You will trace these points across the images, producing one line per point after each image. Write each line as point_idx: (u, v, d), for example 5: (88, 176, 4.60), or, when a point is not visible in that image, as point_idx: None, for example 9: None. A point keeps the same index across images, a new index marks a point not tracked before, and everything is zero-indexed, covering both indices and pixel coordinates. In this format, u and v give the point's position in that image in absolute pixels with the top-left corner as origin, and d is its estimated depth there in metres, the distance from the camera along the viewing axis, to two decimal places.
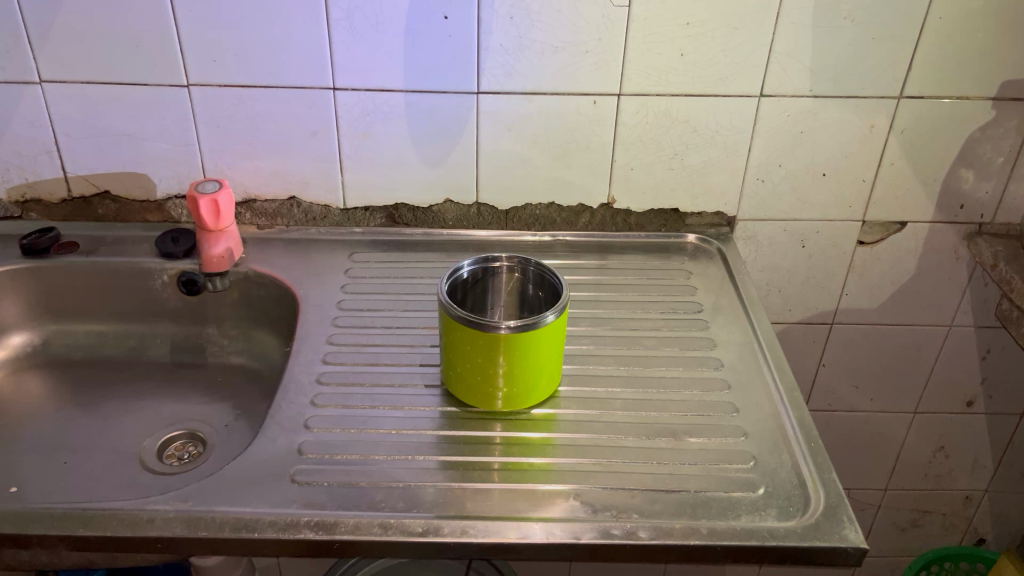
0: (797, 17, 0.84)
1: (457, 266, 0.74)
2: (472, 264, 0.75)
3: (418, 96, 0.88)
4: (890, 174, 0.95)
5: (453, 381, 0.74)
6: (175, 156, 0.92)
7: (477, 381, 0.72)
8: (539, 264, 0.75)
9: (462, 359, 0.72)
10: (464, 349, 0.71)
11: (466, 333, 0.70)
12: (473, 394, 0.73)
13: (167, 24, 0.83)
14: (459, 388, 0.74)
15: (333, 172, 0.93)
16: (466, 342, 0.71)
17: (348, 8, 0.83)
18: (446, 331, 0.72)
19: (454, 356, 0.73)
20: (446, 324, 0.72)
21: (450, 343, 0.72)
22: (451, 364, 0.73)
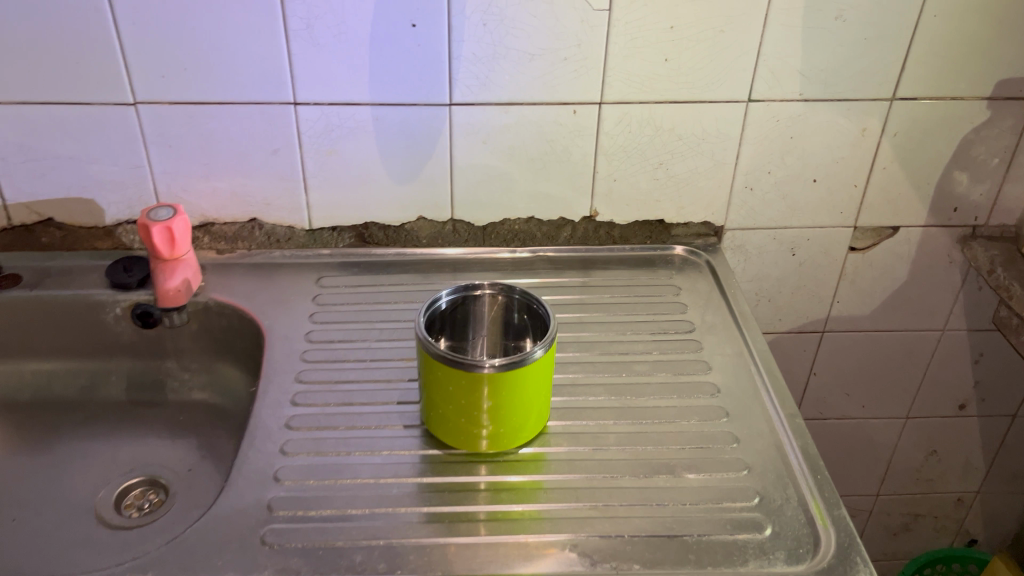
0: (787, 17, 0.80)
1: (435, 297, 0.68)
2: (451, 294, 0.69)
3: (386, 109, 0.82)
4: (883, 178, 0.91)
5: (434, 422, 0.69)
6: (124, 179, 0.85)
7: (462, 423, 0.67)
8: (525, 292, 0.69)
9: (444, 400, 0.66)
10: (446, 389, 0.66)
11: (448, 373, 0.65)
12: (457, 436, 0.68)
13: (109, 38, 0.77)
14: (440, 430, 0.68)
15: (297, 191, 0.87)
16: (448, 382, 0.65)
17: (307, 18, 0.77)
18: (425, 369, 0.67)
19: (434, 396, 0.67)
20: (425, 362, 0.66)
21: (430, 382, 0.67)
22: (431, 404, 0.68)
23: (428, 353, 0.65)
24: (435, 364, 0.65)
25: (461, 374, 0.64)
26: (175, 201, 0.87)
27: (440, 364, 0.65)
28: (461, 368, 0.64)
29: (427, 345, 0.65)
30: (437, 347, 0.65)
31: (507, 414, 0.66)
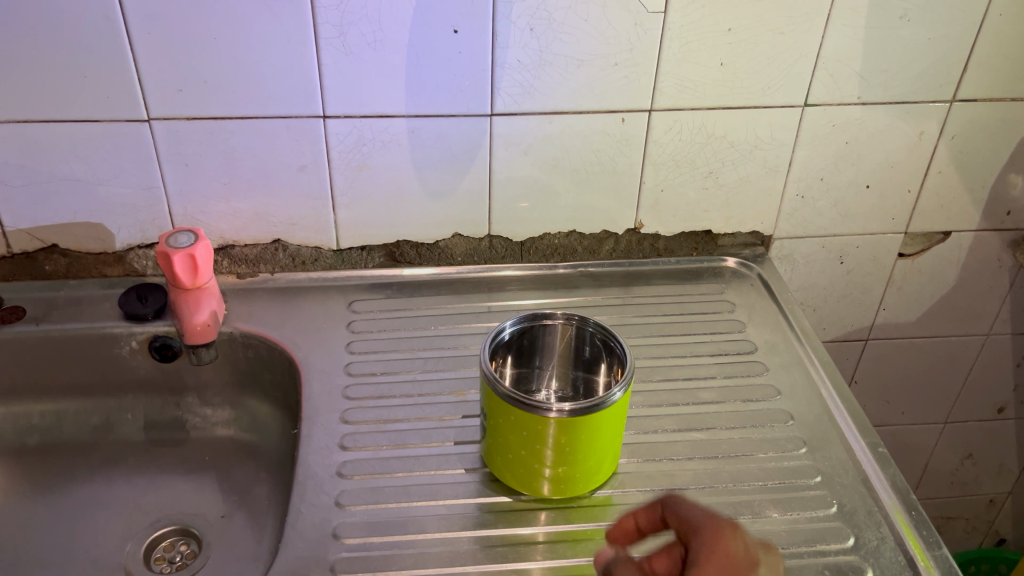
0: (850, 18, 0.75)
1: (498, 329, 0.62)
2: (517, 324, 0.64)
3: (423, 120, 0.77)
4: (937, 182, 0.88)
5: (499, 465, 0.63)
6: (137, 201, 0.78)
7: (533, 468, 0.61)
8: (600, 325, 0.64)
9: (514, 445, 0.60)
10: (518, 433, 0.60)
11: (520, 416, 0.58)
12: (525, 481, 0.62)
13: (122, 50, 0.70)
14: (508, 475, 0.62)
15: (325, 210, 0.81)
16: (521, 427, 0.59)
17: (340, 25, 0.71)
18: (492, 410, 0.61)
19: (502, 438, 0.61)
20: (492, 402, 0.60)
21: (497, 425, 0.61)
22: (497, 447, 0.62)
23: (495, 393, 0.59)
24: (506, 407, 0.59)
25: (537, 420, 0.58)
26: (192, 223, 0.80)
27: (511, 407, 0.59)
28: (532, 412, 0.58)
29: (492, 383, 0.59)
30: (502, 386, 0.59)
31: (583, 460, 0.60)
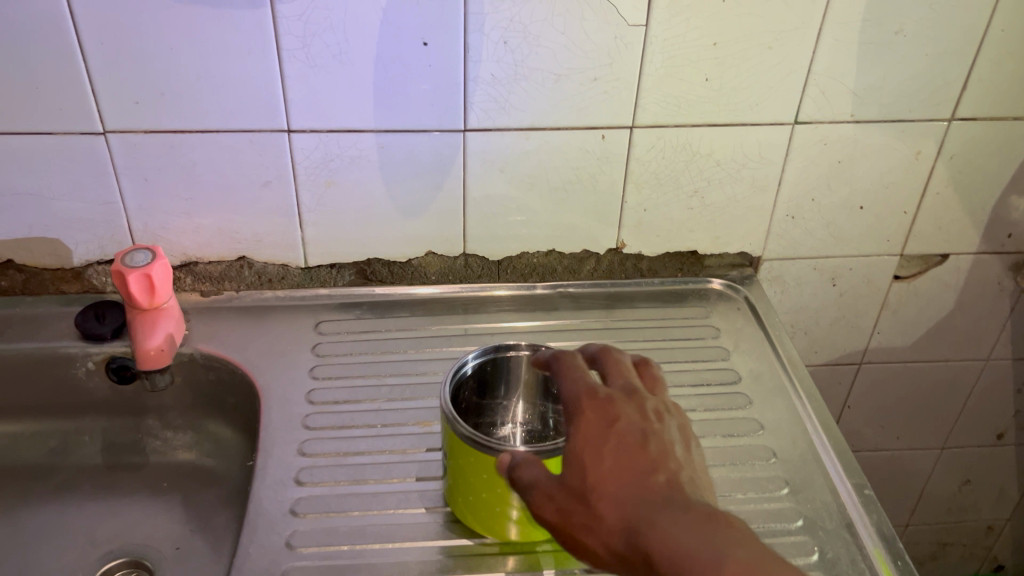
0: (841, 32, 0.72)
1: (454, 365, 0.59)
2: (473, 357, 0.61)
3: (392, 136, 0.73)
4: (935, 204, 0.84)
5: (461, 505, 0.59)
6: (94, 216, 0.75)
7: (495, 511, 0.57)
8: (564, 356, 0.60)
9: (476, 486, 0.56)
10: (480, 475, 0.55)
11: (481, 458, 0.54)
12: (487, 523, 0.58)
13: (74, 60, 0.67)
14: (472, 518, 0.58)
15: (292, 228, 0.78)
16: (483, 469, 0.55)
17: (303, 36, 0.67)
18: (453, 449, 0.56)
19: (463, 479, 0.57)
20: (454, 442, 0.56)
21: (460, 466, 0.57)
22: (459, 487, 0.58)
23: (456, 434, 0.55)
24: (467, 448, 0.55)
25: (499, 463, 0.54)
26: (153, 239, 0.77)
27: (473, 449, 0.54)
28: (496, 455, 0.53)
29: (452, 423, 0.55)
30: (465, 428, 0.54)
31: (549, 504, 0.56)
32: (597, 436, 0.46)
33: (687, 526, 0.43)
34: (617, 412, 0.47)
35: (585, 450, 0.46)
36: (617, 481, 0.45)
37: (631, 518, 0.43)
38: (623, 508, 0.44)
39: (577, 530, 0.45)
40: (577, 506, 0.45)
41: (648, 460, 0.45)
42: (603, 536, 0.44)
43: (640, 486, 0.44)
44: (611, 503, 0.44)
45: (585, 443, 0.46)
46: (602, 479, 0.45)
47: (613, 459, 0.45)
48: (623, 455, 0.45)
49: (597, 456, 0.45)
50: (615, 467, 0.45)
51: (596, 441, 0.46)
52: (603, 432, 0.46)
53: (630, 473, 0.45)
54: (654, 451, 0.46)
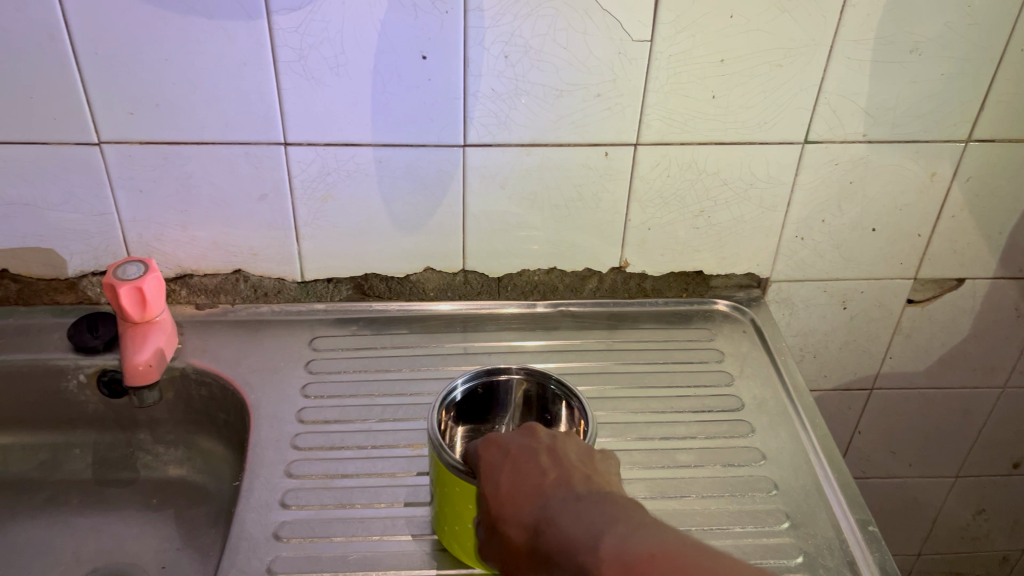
0: (853, 50, 0.70)
1: (444, 390, 0.57)
2: (465, 379, 0.59)
3: (390, 150, 0.72)
4: (950, 227, 0.81)
5: (449, 535, 0.56)
6: (89, 227, 0.74)
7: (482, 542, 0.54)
8: (558, 382, 0.58)
9: (461, 516, 0.53)
10: (462, 503, 0.52)
11: (464, 487, 0.51)
12: (477, 555, 0.55)
13: (68, 70, 0.66)
14: (460, 548, 0.56)
15: (289, 241, 0.77)
16: (465, 498, 0.52)
17: (300, 48, 0.66)
18: (438, 476, 0.53)
19: (448, 508, 0.54)
20: (438, 469, 0.53)
21: (445, 495, 0.54)
22: (445, 516, 0.55)
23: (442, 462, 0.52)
24: (450, 476, 0.51)
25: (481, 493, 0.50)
26: (148, 251, 0.76)
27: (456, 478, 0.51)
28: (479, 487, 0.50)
29: (440, 452, 0.52)
30: (453, 459, 0.51)
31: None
32: (491, 466, 0.48)
33: (570, 516, 0.43)
34: (510, 441, 0.49)
35: (486, 484, 0.48)
36: (511, 500, 0.46)
37: (532, 525, 0.45)
38: (523, 522, 0.45)
39: (508, 561, 0.47)
40: (498, 539, 0.47)
41: (536, 472, 0.47)
42: (522, 555, 0.45)
43: (534, 496, 0.46)
44: (513, 519, 0.46)
45: (483, 477, 0.48)
46: (503, 503, 0.47)
47: (509, 483, 0.47)
48: (515, 475, 0.47)
49: (492, 481, 0.48)
50: (510, 485, 0.47)
51: (491, 473, 0.48)
52: (497, 461, 0.48)
53: (527, 489, 0.46)
54: (545, 465, 0.47)
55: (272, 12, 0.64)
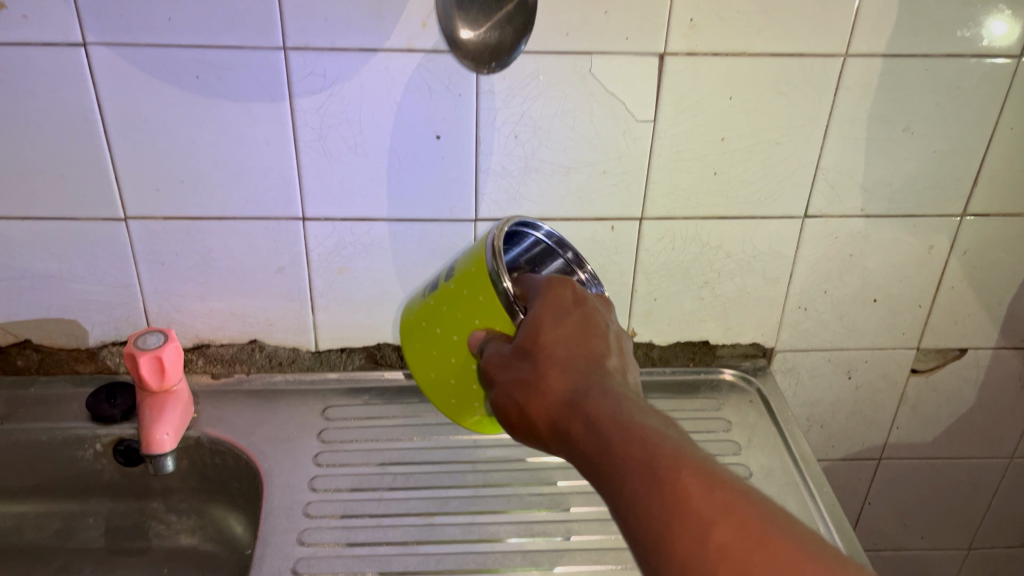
0: (848, 128, 0.73)
1: (522, 219, 0.60)
2: (544, 235, 0.63)
3: (403, 224, 0.75)
4: (950, 298, 0.83)
5: (426, 321, 0.62)
6: (111, 298, 0.76)
7: (440, 353, 0.60)
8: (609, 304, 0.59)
9: (445, 318, 0.59)
10: (464, 312, 0.57)
11: (486, 300, 0.55)
12: (427, 356, 0.62)
13: (99, 150, 0.69)
14: (424, 339, 0.62)
15: (304, 312, 0.79)
16: (472, 313, 0.56)
17: (320, 128, 0.69)
18: (466, 271, 0.57)
19: (446, 304, 0.59)
20: (475, 267, 0.56)
21: (458, 294, 0.58)
22: (438, 308, 0.60)
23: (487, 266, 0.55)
24: (482, 283, 0.55)
25: (495, 319, 0.55)
26: (167, 321, 0.78)
27: (488, 286, 0.55)
28: (503, 311, 0.54)
29: (490, 255, 0.55)
30: (500, 270, 0.54)
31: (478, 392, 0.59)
32: (562, 309, 0.52)
33: (625, 394, 0.47)
34: (586, 298, 0.53)
35: (543, 317, 0.51)
36: (567, 350, 0.50)
37: (580, 381, 0.48)
38: (569, 371, 0.49)
39: (522, 391, 0.49)
40: (524, 366, 0.50)
41: (599, 344, 0.51)
42: (545, 394, 0.49)
43: (588, 356, 0.50)
44: (562, 365, 0.49)
45: (546, 311, 0.51)
46: (556, 341, 0.50)
47: (567, 331, 0.51)
48: (580, 333, 0.51)
49: (557, 322, 0.51)
50: (569, 336, 0.50)
51: (556, 313, 0.51)
52: (568, 308, 0.52)
53: (582, 347, 0.50)
54: (606, 342, 0.51)
55: (294, 95, 0.68)
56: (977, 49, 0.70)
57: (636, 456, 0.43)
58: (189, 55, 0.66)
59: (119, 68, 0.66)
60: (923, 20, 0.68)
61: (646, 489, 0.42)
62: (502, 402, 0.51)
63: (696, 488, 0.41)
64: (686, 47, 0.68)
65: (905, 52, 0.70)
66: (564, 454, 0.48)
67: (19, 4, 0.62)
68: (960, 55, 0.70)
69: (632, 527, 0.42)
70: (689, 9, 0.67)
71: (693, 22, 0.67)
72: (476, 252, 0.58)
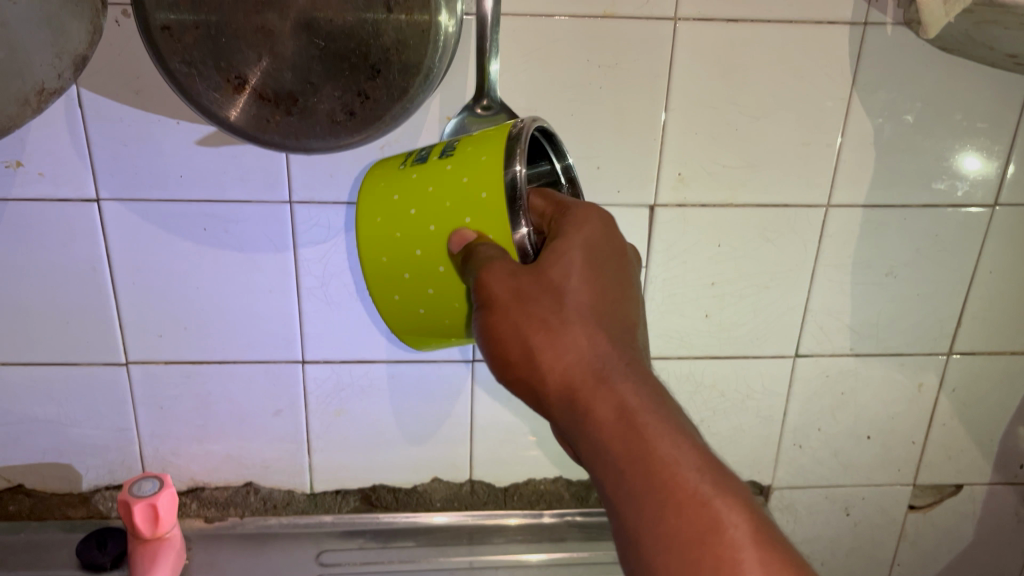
0: (833, 272, 0.76)
1: (543, 122, 0.54)
2: (561, 167, 0.60)
3: (402, 366, 0.76)
4: (942, 434, 0.84)
5: (389, 192, 0.52)
6: (107, 443, 0.76)
7: (400, 238, 0.51)
8: None
9: (428, 201, 0.50)
10: (452, 202, 0.49)
11: (490, 199, 0.48)
12: (377, 235, 0.52)
13: (105, 299, 0.71)
14: (386, 217, 0.52)
15: (300, 453, 0.79)
16: (464, 208, 0.49)
17: (323, 276, 0.71)
18: (469, 157, 0.50)
19: (432, 184, 0.50)
20: (487, 157, 0.49)
21: (454, 180, 0.49)
22: (416, 185, 0.51)
23: (505, 162, 0.48)
24: (492, 178, 0.48)
25: (493, 223, 0.48)
26: (163, 464, 0.78)
27: (499, 184, 0.48)
28: (507, 217, 0.48)
29: (510, 150, 0.49)
30: (520, 169, 0.48)
31: (428, 296, 0.52)
32: (596, 251, 0.47)
33: (653, 380, 0.45)
34: (617, 240, 0.49)
35: (575, 257, 0.46)
36: (598, 306, 0.46)
37: (609, 351, 0.45)
38: (597, 333, 0.45)
39: (536, 332, 0.45)
40: (545, 302, 0.45)
41: (624, 303, 0.47)
42: (567, 347, 0.45)
43: (618, 320, 0.46)
44: (591, 322, 0.45)
45: (580, 248, 0.47)
46: (591, 290, 0.46)
47: (602, 280, 0.47)
48: (610, 287, 0.47)
49: (590, 269, 0.46)
50: (600, 289, 0.46)
51: (588, 255, 0.47)
52: (601, 252, 0.47)
53: (614, 304, 0.47)
54: (628, 300, 0.48)
55: (298, 245, 0.70)
56: (952, 199, 0.73)
57: (670, 458, 0.42)
58: (198, 210, 0.68)
59: (129, 222, 0.68)
60: (899, 174, 0.72)
61: (677, 496, 0.42)
62: (502, 334, 0.45)
63: (738, 524, 0.41)
64: (676, 198, 0.71)
65: (884, 202, 0.73)
66: (569, 417, 0.45)
67: (36, 162, 0.65)
68: (937, 204, 0.74)
69: (652, 533, 0.42)
70: (677, 164, 0.70)
71: (681, 175, 0.71)
72: (490, 139, 0.50)
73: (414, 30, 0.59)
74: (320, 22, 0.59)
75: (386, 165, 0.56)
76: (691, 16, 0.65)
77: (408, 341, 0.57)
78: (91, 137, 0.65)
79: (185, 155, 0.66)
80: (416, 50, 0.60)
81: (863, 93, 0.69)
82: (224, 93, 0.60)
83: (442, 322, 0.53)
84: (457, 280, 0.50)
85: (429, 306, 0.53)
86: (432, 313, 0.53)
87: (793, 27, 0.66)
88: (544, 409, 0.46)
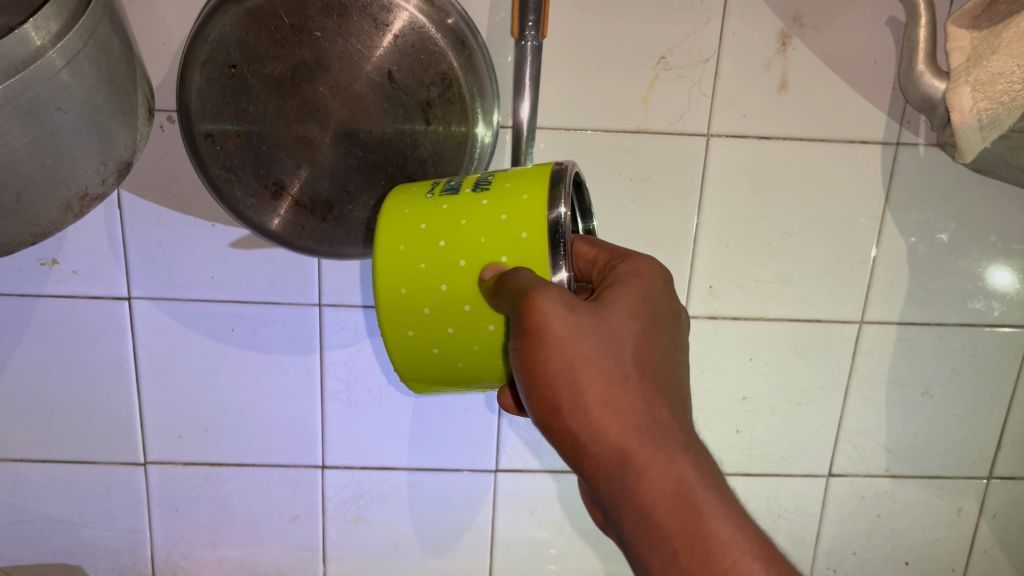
0: (867, 391, 0.74)
1: (577, 171, 0.52)
2: (580, 228, 0.57)
3: (424, 474, 0.74)
4: (983, 561, 0.80)
5: (412, 221, 0.47)
6: (119, 545, 0.74)
7: (423, 270, 0.46)
8: None
9: (460, 236, 0.46)
10: (488, 238, 0.45)
11: (531, 240, 0.45)
12: (396, 266, 0.47)
13: (128, 397, 0.70)
14: (412, 247, 0.46)
15: (315, 563, 0.76)
16: (501, 246, 0.45)
17: (347, 379, 0.71)
18: (509, 194, 0.46)
19: (465, 218, 0.46)
20: (528, 197, 0.46)
21: (491, 215, 0.46)
22: (446, 217, 0.47)
23: (548, 202, 0.45)
24: (534, 218, 0.45)
25: (532, 265, 0.45)
26: (173, 569, 0.76)
27: (541, 225, 0.45)
28: (547, 260, 0.45)
29: (555, 189, 0.46)
30: (566, 212, 0.45)
31: (445, 335, 0.47)
32: (655, 307, 0.45)
33: (705, 452, 0.43)
34: (672, 298, 0.47)
35: (632, 312, 0.44)
36: (653, 366, 0.44)
37: (664, 416, 0.43)
38: (652, 398, 0.43)
39: (592, 385, 0.42)
40: (604, 355, 0.43)
41: (675, 367, 0.46)
42: (623, 408, 0.43)
43: (670, 385, 0.45)
44: (647, 383, 0.43)
45: (639, 303, 0.45)
46: (649, 350, 0.44)
47: (659, 340, 0.45)
48: (665, 348, 0.45)
49: (650, 325, 0.45)
50: (657, 347, 0.45)
51: (647, 312, 0.45)
52: (660, 307, 0.46)
53: (669, 368, 0.45)
54: (678, 363, 0.46)
55: (324, 348, 0.69)
56: (988, 319, 0.72)
57: (729, 543, 0.41)
58: (227, 310, 0.68)
59: (159, 320, 0.68)
60: (933, 293, 0.71)
61: None
62: (553, 381, 0.43)
63: None
64: (706, 311, 0.71)
65: (919, 321, 0.72)
66: (617, 479, 0.42)
67: (71, 260, 0.66)
68: (973, 324, 0.72)
69: None
70: (709, 277, 0.70)
71: (712, 288, 0.70)
72: (529, 177, 0.47)
73: (451, 142, 0.61)
74: (360, 134, 0.59)
75: (405, 190, 0.52)
76: (724, 133, 0.66)
77: (407, 382, 0.51)
78: (127, 237, 0.65)
79: (218, 257, 0.66)
80: (451, 162, 0.61)
81: (896, 212, 0.69)
82: (261, 200, 0.60)
83: (455, 364, 0.48)
84: (485, 320, 0.46)
85: (445, 346, 0.48)
86: (446, 354, 0.48)
87: (825, 146, 0.67)
88: (584, 469, 0.44)
